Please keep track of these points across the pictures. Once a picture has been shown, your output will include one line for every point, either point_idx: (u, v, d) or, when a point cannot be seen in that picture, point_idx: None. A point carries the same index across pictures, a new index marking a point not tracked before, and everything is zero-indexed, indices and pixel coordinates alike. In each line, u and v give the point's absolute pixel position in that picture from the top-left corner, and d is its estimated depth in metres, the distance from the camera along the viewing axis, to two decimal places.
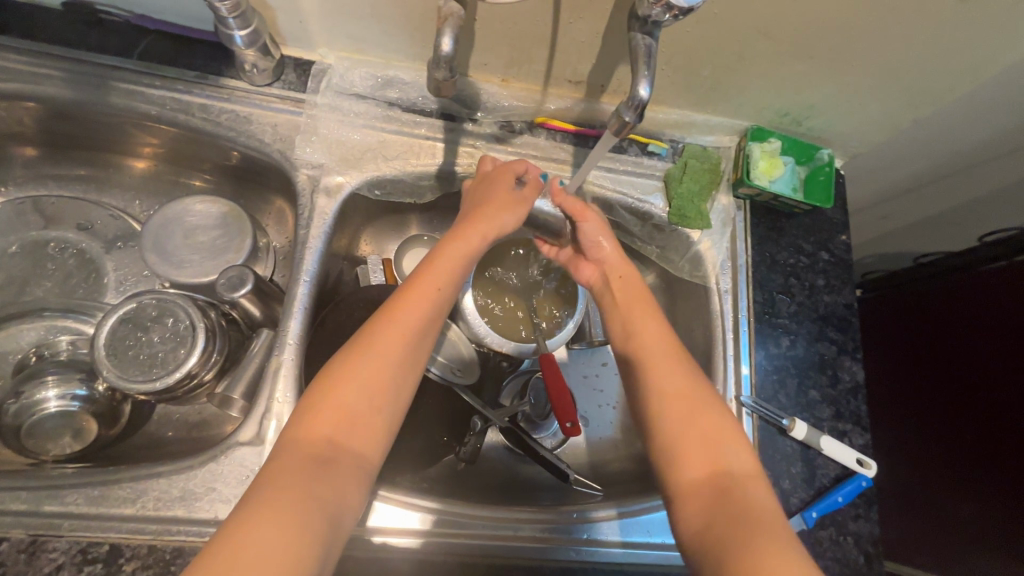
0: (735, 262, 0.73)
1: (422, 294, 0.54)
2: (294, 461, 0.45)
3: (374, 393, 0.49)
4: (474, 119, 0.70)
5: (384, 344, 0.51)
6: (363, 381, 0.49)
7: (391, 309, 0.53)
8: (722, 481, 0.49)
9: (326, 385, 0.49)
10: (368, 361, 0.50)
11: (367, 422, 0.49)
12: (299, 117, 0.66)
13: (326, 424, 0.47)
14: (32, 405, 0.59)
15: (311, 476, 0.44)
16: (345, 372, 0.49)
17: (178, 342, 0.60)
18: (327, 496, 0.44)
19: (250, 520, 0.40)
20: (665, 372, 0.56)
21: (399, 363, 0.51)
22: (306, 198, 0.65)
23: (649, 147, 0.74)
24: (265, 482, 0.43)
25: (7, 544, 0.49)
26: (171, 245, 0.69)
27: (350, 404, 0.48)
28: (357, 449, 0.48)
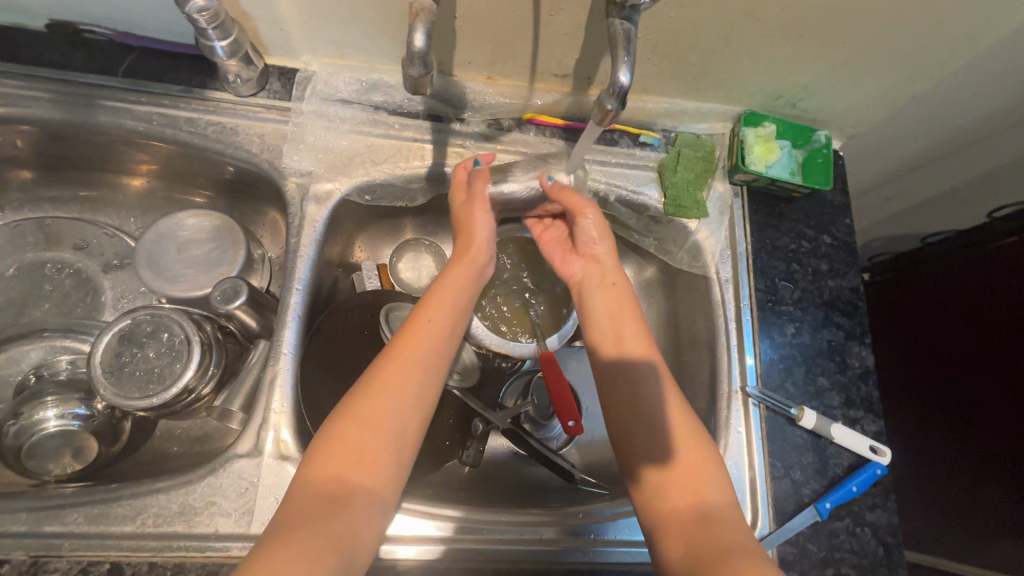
0: (735, 250, 0.71)
1: (422, 329, 0.54)
2: (307, 501, 0.44)
3: (381, 430, 0.48)
4: (461, 118, 0.69)
5: (387, 382, 0.50)
6: (368, 421, 0.48)
7: (389, 350, 0.53)
8: (702, 508, 0.50)
9: (334, 425, 0.48)
10: (374, 399, 0.49)
11: (376, 460, 0.48)
12: (286, 126, 0.66)
13: (336, 461, 0.46)
14: (31, 426, 0.59)
15: (324, 516, 0.43)
16: (350, 412, 0.49)
17: (174, 357, 0.60)
18: (344, 534, 0.43)
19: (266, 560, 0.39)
20: (660, 402, 0.55)
21: (402, 400, 0.50)
22: (296, 206, 0.65)
23: (640, 137, 0.73)
24: (278, 527, 0.42)
25: (9, 566, 0.49)
26: (165, 260, 0.69)
27: (358, 442, 0.47)
28: (369, 484, 0.47)
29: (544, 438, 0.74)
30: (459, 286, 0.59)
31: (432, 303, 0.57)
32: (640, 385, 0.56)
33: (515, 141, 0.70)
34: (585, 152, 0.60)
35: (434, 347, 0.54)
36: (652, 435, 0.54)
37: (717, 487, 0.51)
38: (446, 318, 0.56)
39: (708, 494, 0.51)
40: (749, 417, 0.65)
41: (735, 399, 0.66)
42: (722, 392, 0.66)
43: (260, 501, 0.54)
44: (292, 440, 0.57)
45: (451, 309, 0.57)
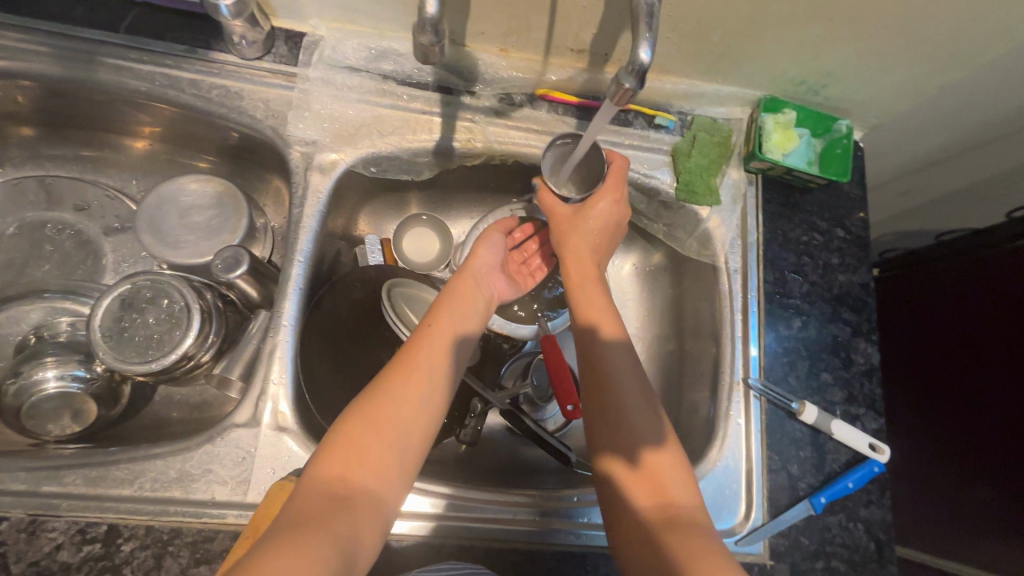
0: (746, 240, 0.70)
1: (432, 337, 0.55)
2: (311, 498, 0.43)
3: (390, 430, 0.49)
4: (472, 92, 0.67)
5: (397, 382, 0.51)
6: (376, 420, 0.48)
7: (398, 356, 0.54)
8: (666, 510, 0.49)
9: (343, 425, 0.48)
10: (383, 401, 0.50)
11: (381, 458, 0.47)
12: (291, 92, 0.64)
13: (343, 460, 0.46)
14: (31, 386, 0.59)
15: (328, 514, 0.43)
16: (358, 411, 0.49)
17: (173, 323, 0.60)
18: (345, 531, 0.42)
19: (264, 553, 0.38)
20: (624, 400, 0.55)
21: (412, 400, 0.51)
22: (300, 175, 0.64)
23: (655, 119, 0.71)
24: (281, 523, 0.41)
25: (8, 523, 0.49)
26: (167, 225, 0.68)
27: (364, 440, 0.47)
28: (372, 486, 0.46)
29: (542, 420, 0.74)
30: (467, 295, 0.61)
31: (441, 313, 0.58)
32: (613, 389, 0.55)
33: (526, 117, 0.68)
34: (595, 135, 0.58)
35: (444, 353, 0.55)
36: (618, 431, 0.53)
37: (680, 486, 0.51)
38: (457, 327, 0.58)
39: (674, 496, 0.50)
40: (749, 408, 0.64)
41: (736, 390, 0.65)
42: (723, 382, 0.66)
43: (257, 471, 0.54)
44: (290, 412, 0.57)
45: (460, 316, 0.59)
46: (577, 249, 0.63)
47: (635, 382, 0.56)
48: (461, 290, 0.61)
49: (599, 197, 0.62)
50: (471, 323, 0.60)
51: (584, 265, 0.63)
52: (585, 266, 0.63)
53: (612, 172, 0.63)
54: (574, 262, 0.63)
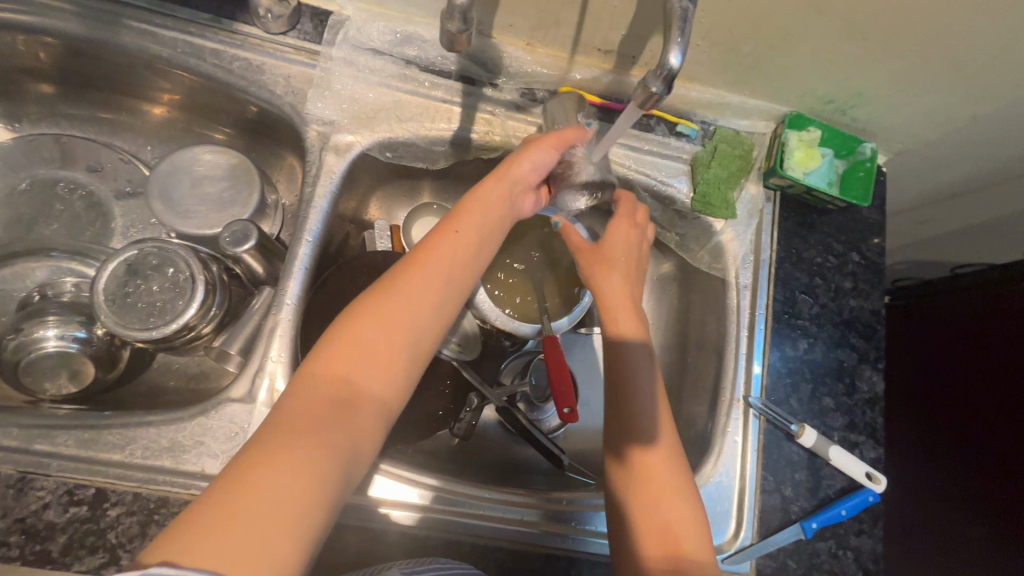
0: (759, 256, 0.69)
1: (446, 246, 0.52)
2: (312, 398, 0.43)
3: (392, 335, 0.47)
4: (494, 84, 0.66)
5: (405, 292, 0.49)
6: (381, 326, 0.47)
7: (408, 263, 0.51)
8: (677, 560, 0.50)
9: (346, 324, 0.47)
10: (390, 306, 0.48)
11: (386, 365, 0.46)
12: (312, 70, 0.64)
13: (345, 362, 0.45)
14: (30, 343, 0.59)
15: (329, 418, 0.42)
16: (364, 314, 0.47)
17: (177, 292, 0.60)
18: (347, 435, 0.42)
19: (261, 460, 0.38)
20: (650, 451, 0.54)
21: (419, 311, 0.49)
22: (315, 154, 0.63)
23: (677, 126, 0.70)
24: (276, 425, 0.41)
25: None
26: (178, 193, 0.68)
27: (368, 343, 0.46)
28: (376, 390, 0.45)
29: (538, 420, 0.73)
30: (493, 205, 0.56)
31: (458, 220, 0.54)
32: (640, 439, 0.55)
33: None
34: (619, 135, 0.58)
35: (454, 263, 0.52)
36: (640, 480, 0.53)
37: (694, 540, 0.51)
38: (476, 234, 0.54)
39: (688, 550, 0.50)
40: (747, 426, 0.64)
41: (736, 408, 0.64)
42: (723, 398, 0.65)
43: None
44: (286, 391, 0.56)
45: (482, 223, 0.55)
46: (608, 279, 0.61)
47: (660, 414, 0.56)
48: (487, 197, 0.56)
49: (616, 224, 0.64)
50: (493, 233, 0.56)
51: (621, 298, 0.60)
52: (620, 301, 0.60)
53: (623, 204, 0.65)
54: (608, 291, 0.61)
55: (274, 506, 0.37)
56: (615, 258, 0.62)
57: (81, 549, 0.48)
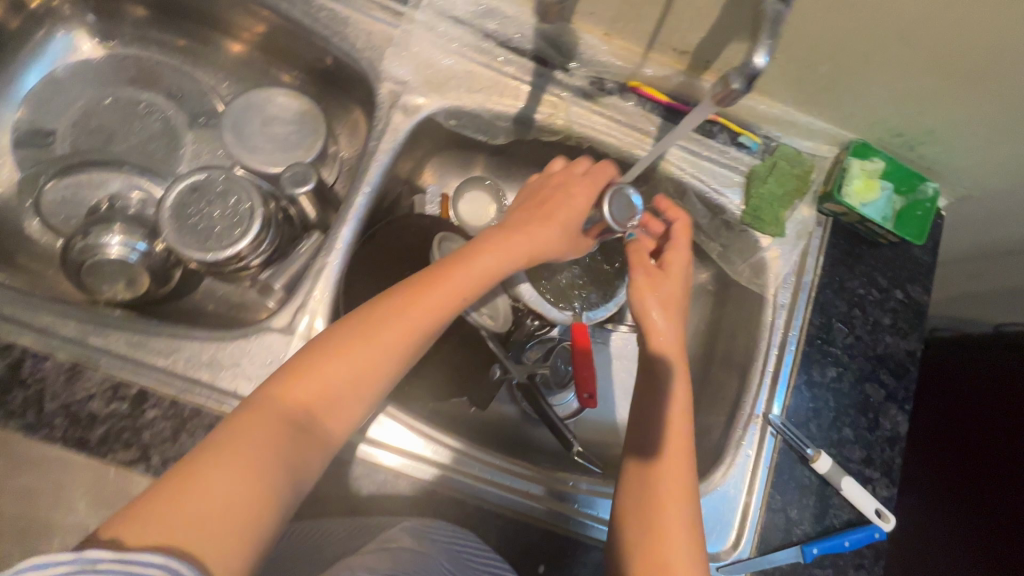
0: (801, 278, 0.69)
1: (443, 291, 0.53)
2: (269, 416, 0.44)
3: (359, 377, 0.48)
4: (566, 69, 0.68)
5: (388, 331, 0.50)
6: (354, 361, 0.48)
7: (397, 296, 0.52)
8: None
9: (321, 348, 0.48)
10: (369, 341, 0.49)
11: (347, 399, 0.48)
12: (394, 29, 0.65)
13: (311, 387, 0.47)
14: (95, 246, 0.62)
15: (283, 437, 0.44)
16: (345, 344, 0.49)
17: (235, 221, 0.62)
18: (295, 458, 0.44)
19: (209, 465, 0.40)
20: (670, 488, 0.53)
21: (395, 354, 0.50)
22: (384, 111, 0.65)
23: (740, 137, 0.69)
24: (227, 437, 0.42)
25: (51, 364, 0.52)
26: (248, 129, 0.70)
27: (337, 374, 0.47)
28: (329, 422, 0.47)
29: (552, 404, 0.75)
30: (504, 257, 0.57)
31: (454, 267, 0.55)
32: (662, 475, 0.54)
33: (612, 106, 0.68)
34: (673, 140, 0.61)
35: (444, 311, 0.53)
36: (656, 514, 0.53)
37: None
38: (473, 284, 0.55)
39: None
40: (762, 443, 0.64)
41: (754, 423, 0.64)
42: (743, 412, 0.65)
43: None
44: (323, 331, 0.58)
45: (487, 273, 0.56)
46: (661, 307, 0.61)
47: (674, 445, 0.56)
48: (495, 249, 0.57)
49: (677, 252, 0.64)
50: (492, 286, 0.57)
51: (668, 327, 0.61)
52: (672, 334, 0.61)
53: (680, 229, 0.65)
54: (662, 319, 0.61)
55: (212, 522, 0.38)
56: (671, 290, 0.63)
57: (118, 442, 0.51)
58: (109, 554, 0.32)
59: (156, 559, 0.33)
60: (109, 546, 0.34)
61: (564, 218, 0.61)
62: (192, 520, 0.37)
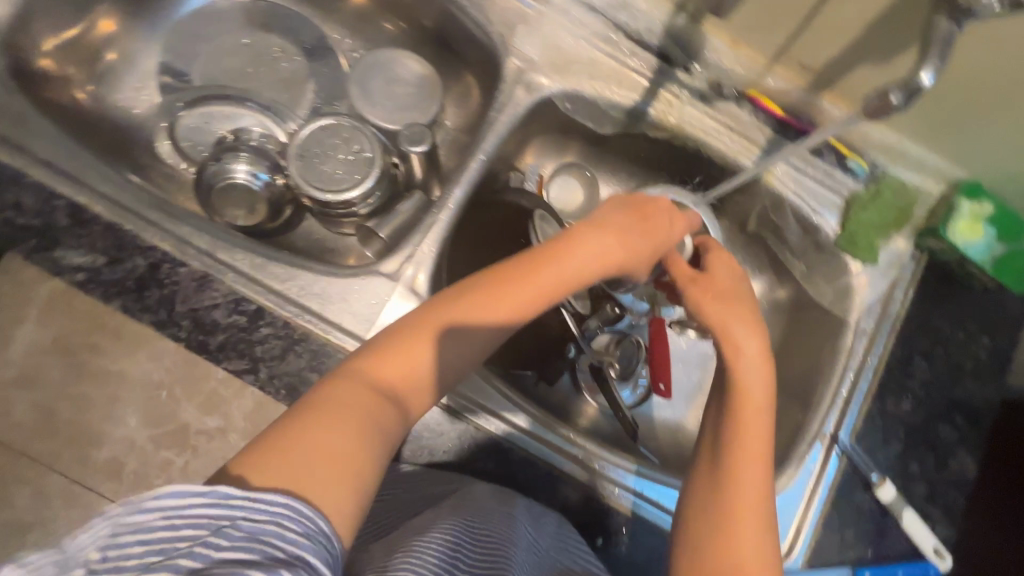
0: (888, 307, 0.69)
1: (542, 275, 0.51)
2: (360, 387, 0.43)
3: (450, 352, 0.47)
4: (688, 69, 0.69)
5: (486, 307, 0.48)
6: (447, 334, 0.47)
7: (490, 275, 0.51)
8: None
9: (412, 324, 0.47)
10: (464, 316, 0.48)
11: (436, 375, 0.47)
12: (528, 9, 0.68)
13: (401, 360, 0.45)
14: (225, 172, 0.67)
15: (375, 406, 0.42)
16: (438, 322, 0.47)
17: (357, 168, 0.66)
18: (387, 427, 0.42)
19: (306, 428, 0.38)
20: (746, 486, 0.47)
21: (489, 332, 0.49)
22: (508, 86, 0.68)
23: (847, 160, 0.69)
24: (320, 402, 0.40)
25: (186, 270, 0.56)
26: (372, 85, 0.74)
27: (431, 351, 0.46)
28: (414, 398, 0.46)
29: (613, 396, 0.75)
30: (601, 250, 0.54)
31: (551, 254, 0.52)
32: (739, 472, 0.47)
33: (725, 111, 0.70)
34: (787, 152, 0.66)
35: (536, 303, 0.51)
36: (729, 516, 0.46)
37: None
38: (565, 277, 0.52)
39: None
40: (826, 461, 0.65)
41: (820, 441, 0.65)
42: (811, 429, 0.66)
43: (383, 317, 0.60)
44: (425, 283, 0.62)
45: (586, 264, 0.54)
46: (725, 285, 0.57)
47: (753, 439, 0.49)
48: (598, 235, 0.55)
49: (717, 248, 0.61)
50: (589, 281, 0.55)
51: (727, 299, 0.56)
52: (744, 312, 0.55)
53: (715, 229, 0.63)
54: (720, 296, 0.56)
55: (316, 478, 0.36)
56: (727, 274, 0.58)
57: (233, 352, 0.56)
58: (242, 492, 0.33)
59: (278, 498, 0.34)
60: (236, 483, 0.35)
61: (636, 206, 0.59)
62: (296, 475, 0.36)
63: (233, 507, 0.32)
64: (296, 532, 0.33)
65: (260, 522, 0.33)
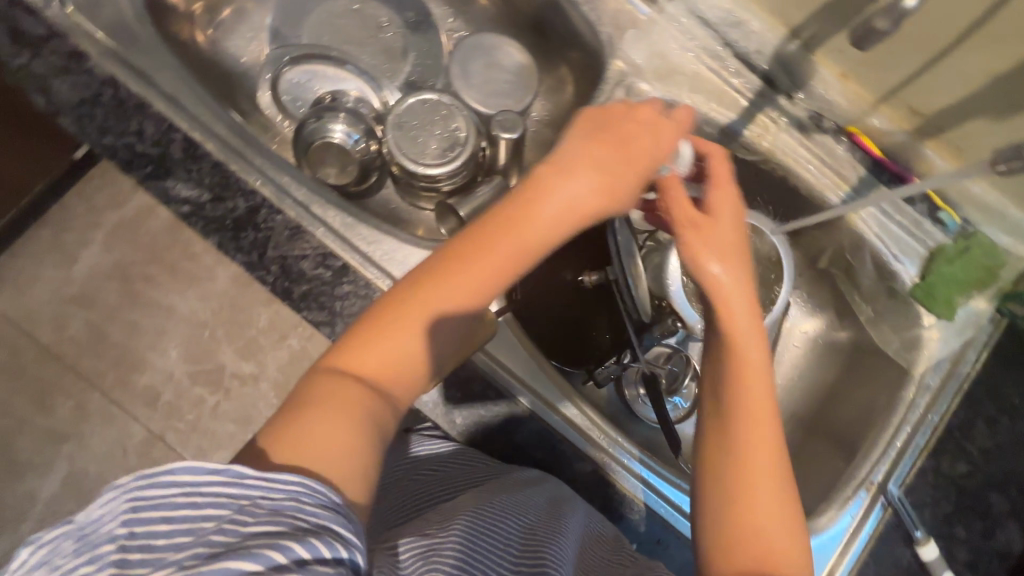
0: (956, 367, 0.68)
1: (504, 244, 0.44)
2: (329, 386, 0.40)
3: (421, 331, 0.43)
4: (791, 95, 0.68)
5: (456, 280, 0.44)
6: (410, 313, 0.43)
7: (446, 253, 0.45)
8: None
9: (370, 316, 0.43)
10: (426, 294, 0.43)
11: (409, 350, 0.43)
12: (641, 15, 0.69)
13: (367, 352, 0.42)
14: (324, 130, 0.70)
15: (347, 399, 0.39)
16: (394, 309, 0.43)
17: (449, 146, 0.68)
18: (375, 417, 0.40)
19: (287, 441, 0.36)
20: (755, 469, 0.44)
21: (468, 296, 0.44)
22: (608, 86, 0.69)
23: (939, 212, 0.68)
24: (291, 412, 0.38)
25: (281, 219, 0.58)
26: (472, 66, 0.78)
27: (396, 333, 0.42)
28: (393, 383, 0.43)
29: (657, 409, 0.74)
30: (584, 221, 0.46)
31: (502, 225, 0.45)
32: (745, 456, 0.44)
33: (823, 144, 0.68)
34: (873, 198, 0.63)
35: (509, 270, 0.45)
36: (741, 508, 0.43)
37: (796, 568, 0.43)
38: (531, 244, 0.45)
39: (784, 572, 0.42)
40: (870, 509, 0.64)
41: (866, 488, 0.65)
42: (858, 475, 0.66)
43: None
44: None
45: (568, 235, 0.46)
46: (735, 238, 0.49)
47: (752, 408, 0.45)
48: (573, 210, 0.46)
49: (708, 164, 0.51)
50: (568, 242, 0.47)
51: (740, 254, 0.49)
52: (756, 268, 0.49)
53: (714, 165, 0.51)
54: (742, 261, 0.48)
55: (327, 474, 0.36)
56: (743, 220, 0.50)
57: (314, 303, 0.59)
58: (255, 473, 0.32)
59: (291, 477, 0.32)
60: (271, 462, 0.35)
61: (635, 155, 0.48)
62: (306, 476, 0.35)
63: (248, 486, 0.32)
64: (318, 506, 0.32)
65: (278, 501, 0.32)
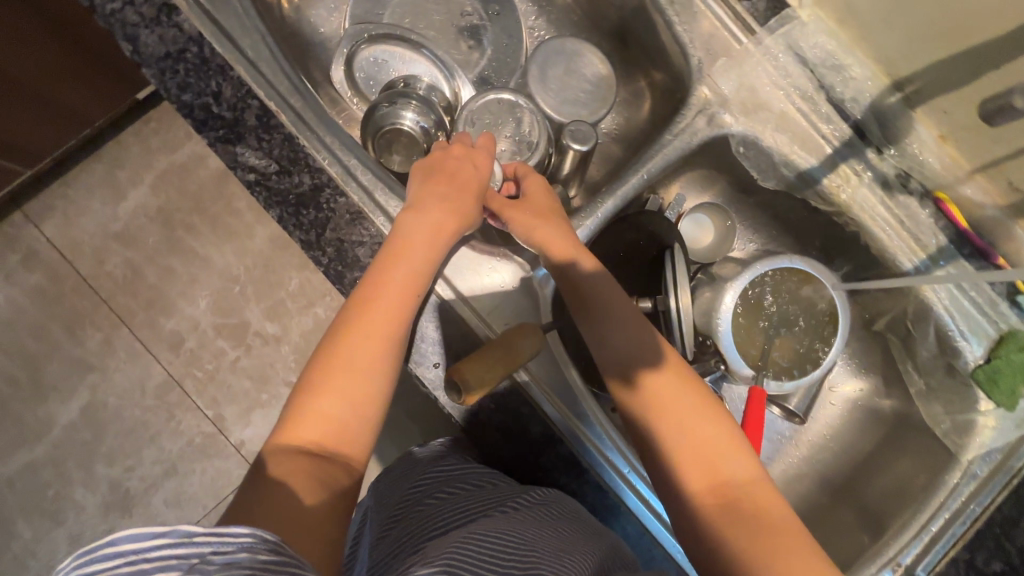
0: (1007, 460, 0.64)
1: (398, 279, 0.50)
2: (281, 466, 0.42)
3: (359, 378, 0.47)
4: (880, 150, 0.65)
5: (369, 320, 0.48)
6: (339, 362, 0.47)
7: (349, 311, 0.49)
8: (724, 492, 0.48)
9: (301, 400, 0.46)
10: (342, 345, 0.47)
11: (356, 396, 0.46)
12: (736, 44, 0.66)
13: (308, 422, 0.45)
14: (395, 116, 0.68)
15: (297, 464, 0.43)
16: (321, 381, 0.46)
17: (522, 146, 0.69)
18: (328, 469, 0.43)
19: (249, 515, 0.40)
20: (659, 415, 0.52)
21: (391, 318, 0.49)
22: (690, 114, 0.66)
23: (1017, 295, 0.66)
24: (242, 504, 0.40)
25: (344, 201, 0.57)
26: (550, 69, 0.75)
27: (329, 399, 0.45)
28: (343, 438, 0.45)
29: None
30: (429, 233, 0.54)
31: (384, 269, 0.51)
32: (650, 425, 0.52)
33: (906, 206, 0.65)
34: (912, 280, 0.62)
35: (411, 291, 0.51)
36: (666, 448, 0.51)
37: (737, 465, 0.50)
38: (415, 272, 0.52)
39: (726, 473, 0.49)
40: None
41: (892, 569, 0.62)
42: (886, 554, 0.62)
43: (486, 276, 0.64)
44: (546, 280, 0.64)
45: (426, 256, 0.53)
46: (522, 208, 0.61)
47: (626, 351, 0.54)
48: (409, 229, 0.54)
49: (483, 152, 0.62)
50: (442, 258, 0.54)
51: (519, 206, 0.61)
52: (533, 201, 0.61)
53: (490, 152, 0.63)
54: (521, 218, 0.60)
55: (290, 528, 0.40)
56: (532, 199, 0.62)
57: None
58: (202, 530, 0.32)
59: (243, 530, 0.33)
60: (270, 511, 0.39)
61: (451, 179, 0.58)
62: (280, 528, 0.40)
63: (198, 543, 0.32)
64: (269, 552, 0.33)
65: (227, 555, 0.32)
